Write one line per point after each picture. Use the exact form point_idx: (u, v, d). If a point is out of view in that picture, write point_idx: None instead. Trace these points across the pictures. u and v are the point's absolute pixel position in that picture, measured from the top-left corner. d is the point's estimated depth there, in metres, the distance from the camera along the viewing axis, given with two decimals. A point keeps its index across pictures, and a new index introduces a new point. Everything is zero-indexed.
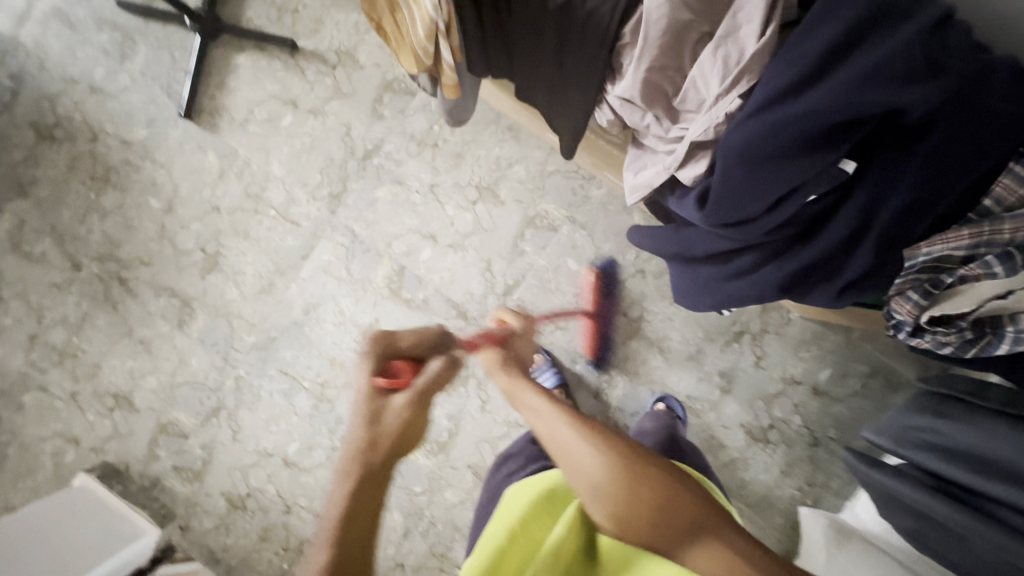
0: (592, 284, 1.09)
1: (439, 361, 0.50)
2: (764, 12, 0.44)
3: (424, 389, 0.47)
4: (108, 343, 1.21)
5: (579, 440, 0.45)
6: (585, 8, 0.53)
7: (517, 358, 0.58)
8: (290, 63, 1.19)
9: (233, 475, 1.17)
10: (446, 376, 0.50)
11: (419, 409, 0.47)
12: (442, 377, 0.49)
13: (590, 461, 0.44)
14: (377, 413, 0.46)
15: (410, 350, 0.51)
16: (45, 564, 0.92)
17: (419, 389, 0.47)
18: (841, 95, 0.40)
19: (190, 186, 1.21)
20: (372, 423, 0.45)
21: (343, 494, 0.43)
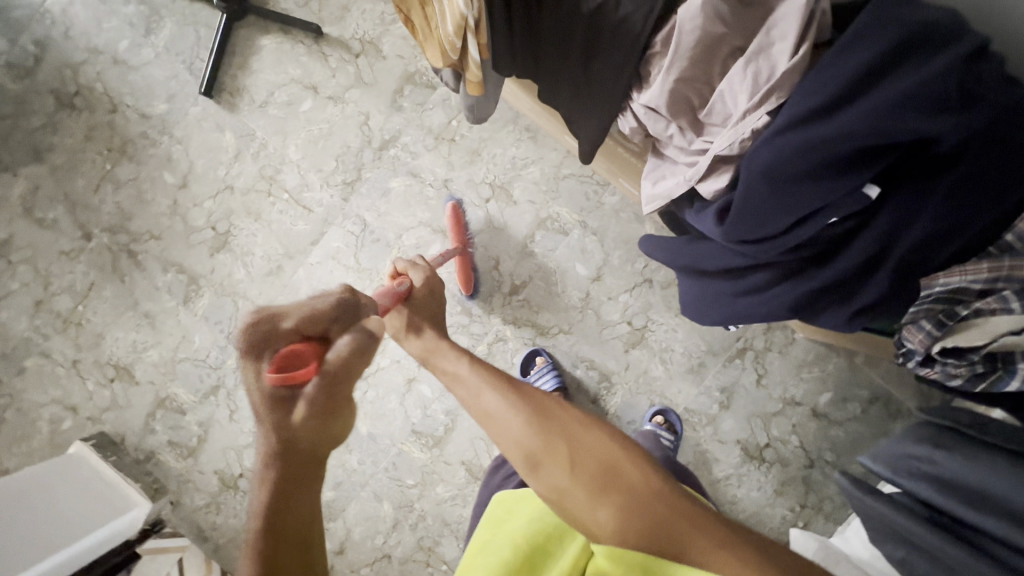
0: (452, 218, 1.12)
1: (347, 337, 0.41)
2: (799, 30, 0.44)
3: (335, 370, 0.40)
4: (113, 314, 1.21)
5: (503, 403, 0.49)
6: (618, 14, 0.52)
7: (423, 311, 0.70)
8: (314, 48, 1.20)
9: (228, 454, 1.18)
10: (362, 351, 0.42)
11: (333, 398, 0.39)
12: (357, 353, 0.41)
13: (514, 420, 0.47)
14: (280, 414, 0.38)
15: (298, 330, 0.44)
16: (35, 532, 0.93)
17: (328, 370, 0.39)
18: (872, 117, 0.40)
19: (205, 164, 1.21)
20: (280, 421, 0.38)
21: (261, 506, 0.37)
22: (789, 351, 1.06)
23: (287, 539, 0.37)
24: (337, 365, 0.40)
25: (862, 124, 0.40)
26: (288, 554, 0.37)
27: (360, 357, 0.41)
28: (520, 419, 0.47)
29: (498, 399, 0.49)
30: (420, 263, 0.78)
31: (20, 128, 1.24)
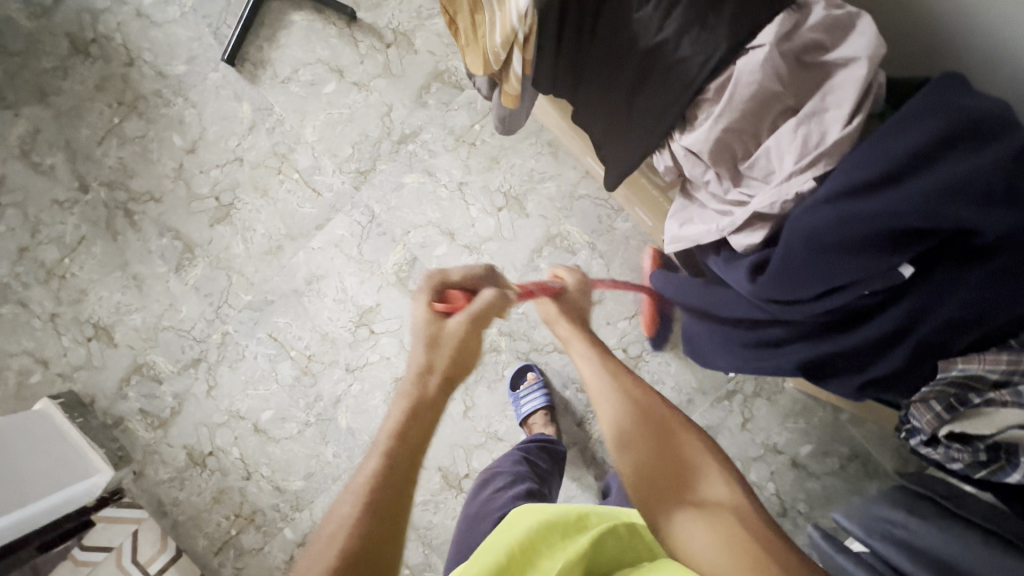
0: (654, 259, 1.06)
1: (491, 292, 0.57)
2: (854, 102, 0.46)
3: (478, 314, 0.55)
4: (100, 271, 1.17)
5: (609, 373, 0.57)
6: (675, 56, 0.51)
7: (572, 309, 0.68)
8: (345, 31, 1.17)
9: (199, 430, 1.15)
10: (495, 305, 0.57)
11: (474, 327, 0.55)
12: (492, 306, 0.57)
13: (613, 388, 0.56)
14: (437, 335, 0.53)
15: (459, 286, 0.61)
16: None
17: (471, 310, 0.55)
18: (921, 200, 0.40)
19: (218, 132, 1.18)
20: (430, 345, 0.53)
21: (400, 410, 0.49)
22: (777, 399, 1.07)
23: (413, 436, 0.48)
24: (483, 308, 0.56)
25: (911, 205, 0.41)
26: (410, 443, 0.48)
27: (495, 305, 0.57)
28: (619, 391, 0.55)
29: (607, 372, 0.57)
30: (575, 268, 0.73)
31: (29, 67, 1.20)
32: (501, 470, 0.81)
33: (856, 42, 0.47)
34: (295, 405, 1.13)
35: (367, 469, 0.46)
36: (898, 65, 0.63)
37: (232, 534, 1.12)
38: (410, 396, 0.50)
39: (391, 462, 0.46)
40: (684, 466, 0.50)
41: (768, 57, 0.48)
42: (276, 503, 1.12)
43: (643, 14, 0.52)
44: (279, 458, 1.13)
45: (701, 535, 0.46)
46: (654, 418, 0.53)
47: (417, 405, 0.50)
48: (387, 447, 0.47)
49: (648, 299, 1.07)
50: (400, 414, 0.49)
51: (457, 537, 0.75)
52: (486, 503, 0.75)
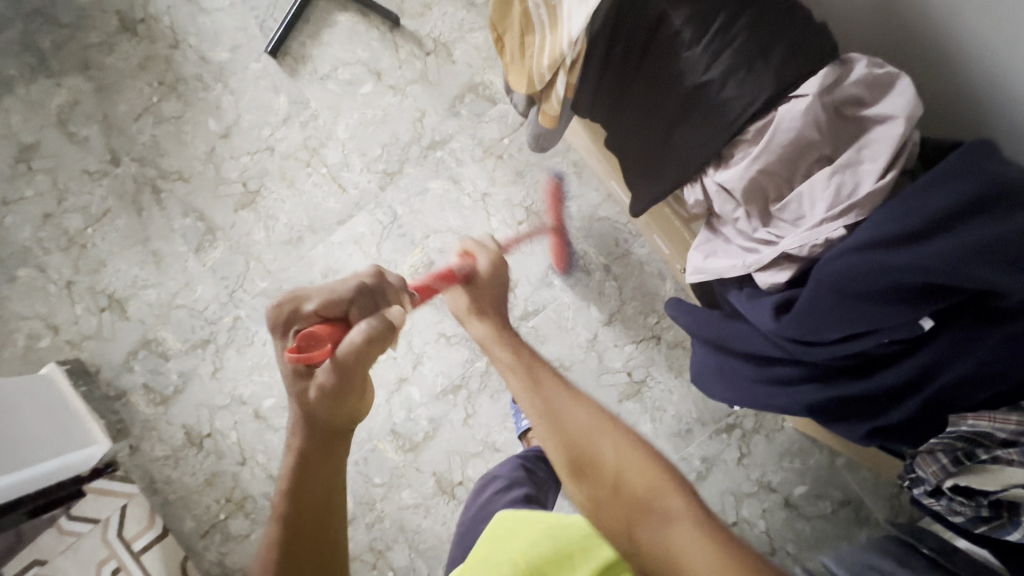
0: (550, 193, 1.14)
1: (365, 326, 0.44)
2: (888, 158, 0.48)
3: (344, 365, 0.44)
4: (120, 244, 1.19)
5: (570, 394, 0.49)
6: (718, 97, 0.53)
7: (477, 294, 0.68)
8: (387, 36, 1.20)
9: (200, 411, 1.15)
10: (376, 345, 0.45)
11: (347, 383, 0.44)
12: (369, 348, 0.45)
13: (571, 406, 0.47)
14: (301, 397, 0.46)
15: (318, 314, 0.49)
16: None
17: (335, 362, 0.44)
18: (947, 258, 0.42)
19: (252, 120, 1.20)
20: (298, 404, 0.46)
21: (286, 470, 0.48)
22: (775, 437, 1.08)
23: (305, 498, 0.47)
24: (349, 357, 0.44)
25: (939, 263, 0.43)
26: (305, 501, 0.47)
27: (377, 345, 0.45)
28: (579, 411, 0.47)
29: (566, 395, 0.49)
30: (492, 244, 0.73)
31: (76, 40, 1.23)
32: (499, 473, 0.83)
33: (894, 101, 0.50)
34: None
35: (270, 535, 0.48)
36: (931, 124, 0.65)
37: (221, 518, 1.13)
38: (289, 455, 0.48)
39: (290, 522, 0.47)
40: (650, 487, 0.41)
41: (809, 108, 0.50)
42: (269, 491, 1.13)
43: (692, 53, 0.54)
44: (276, 447, 1.14)
45: (673, 543, 0.38)
46: (599, 443, 0.44)
47: (301, 462, 0.47)
48: (280, 512, 0.48)
49: (553, 239, 1.13)
50: (286, 474, 0.47)
51: (458, 535, 0.79)
52: (486, 505, 0.78)
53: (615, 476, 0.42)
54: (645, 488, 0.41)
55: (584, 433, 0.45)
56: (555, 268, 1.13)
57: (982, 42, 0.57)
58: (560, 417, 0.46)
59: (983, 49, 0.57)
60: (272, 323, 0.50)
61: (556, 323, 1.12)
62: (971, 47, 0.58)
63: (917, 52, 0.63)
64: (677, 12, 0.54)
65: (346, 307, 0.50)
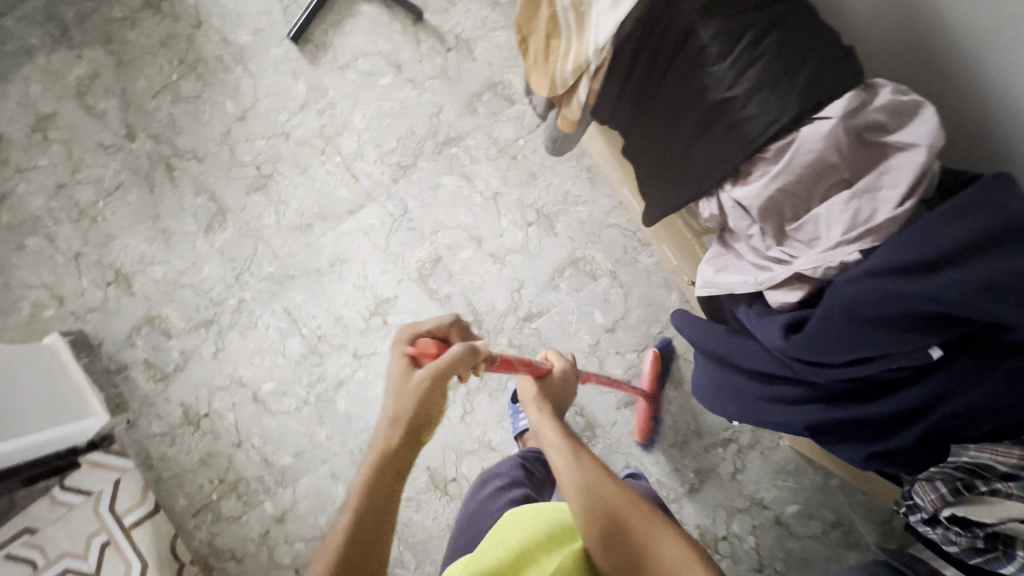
0: (653, 365, 1.09)
1: (461, 346, 0.59)
2: (908, 186, 0.48)
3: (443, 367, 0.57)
4: (130, 220, 1.19)
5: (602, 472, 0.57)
6: (741, 113, 0.53)
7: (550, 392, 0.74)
8: (410, 30, 1.20)
9: (199, 391, 1.16)
10: (463, 358, 0.58)
11: (440, 382, 0.57)
12: (460, 358, 0.58)
13: (602, 480, 0.56)
14: (404, 385, 0.56)
15: (429, 332, 0.64)
16: None
17: (437, 363, 0.57)
18: (963, 290, 0.42)
19: (269, 105, 1.21)
20: (397, 398, 0.56)
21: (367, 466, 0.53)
22: (771, 455, 1.08)
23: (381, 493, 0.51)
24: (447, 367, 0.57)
25: (952, 294, 0.43)
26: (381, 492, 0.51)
27: (464, 358, 0.58)
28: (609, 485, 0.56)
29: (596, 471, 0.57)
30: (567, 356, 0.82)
31: (100, 14, 1.23)
32: (501, 471, 0.84)
33: (917, 129, 0.49)
34: (297, 381, 1.15)
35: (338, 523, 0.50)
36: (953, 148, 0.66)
37: (213, 499, 1.13)
38: (377, 453, 0.53)
39: (361, 514, 0.50)
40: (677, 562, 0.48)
41: (832, 130, 0.50)
42: (262, 475, 1.13)
43: (718, 68, 0.54)
44: (273, 431, 1.15)
45: None
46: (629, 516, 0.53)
47: (387, 457, 0.53)
48: (355, 502, 0.51)
49: (644, 405, 1.08)
50: (370, 470, 0.52)
51: (457, 532, 0.78)
52: (487, 502, 0.78)
53: (642, 546, 0.50)
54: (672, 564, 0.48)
55: (613, 506, 0.54)
56: (639, 443, 1.09)
57: (1015, 79, 0.56)
58: (589, 486, 0.56)
59: (1009, 84, 0.57)
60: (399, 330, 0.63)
61: (559, 327, 1.12)
62: (997, 81, 0.58)
63: (942, 82, 0.63)
64: (706, 27, 0.54)
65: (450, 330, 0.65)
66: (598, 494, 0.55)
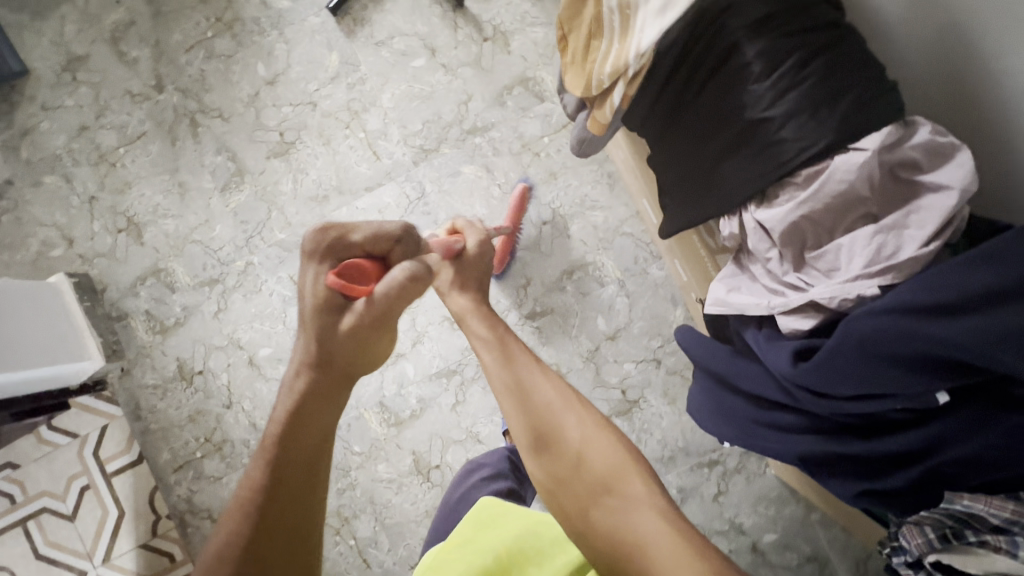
0: (518, 198, 1.11)
1: (401, 268, 0.53)
2: (935, 227, 0.48)
3: (379, 301, 0.52)
4: (148, 170, 1.20)
5: (539, 377, 0.59)
6: (776, 134, 0.53)
7: (470, 265, 0.74)
8: (449, 15, 1.19)
9: (196, 348, 1.16)
10: (406, 286, 0.53)
11: (378, 322, 0.53)
12: (400, 287, 0.53)
13: (539, 387, 0.58)
14: (327, 324, 0.53)
15: (362, 248, 0.58)
16: None
17: (371, 299, 0.52)
18: (982, 337, 0.42)
19: (300, 73, 1.20)
20: (319, 338, 0.54)
21: (288, 406, 0.53)
22: (755, 481, 1.08)
23: (300, 440, 0.52)
24: (386, 294, 0.52)
25: (968, 340, 0.42)
26: (305, 441, 0.52)
27: (406, 287, 0.54)
28: (547, 392, 0.58)
29: (537, 379, 0.59)
30: (479, 228, 0.80)
31: None
32: (484, 463, 0.86)
33: (952, 171, 0.49)
34: None
35: (254, 472, 0.51)
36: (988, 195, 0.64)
37: (197, 456, 1.14)
38: (296, 394, 0.53)
39: (280, 459, 0.51)
40: (611, 465, 0.53)
41: (867, 163, 0.49)
42: (248, 439, 1.14)
43: (757, 87, 0.53)
44: (264, 397, 1.15)
45: (646, 523, 0.48)
46: (561, 422, 0.56)
47: (305, 400, 0.53)
48: (272, 450, 0.51)
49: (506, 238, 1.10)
50: (288, 412, 0.52)
51: (439, 519, 0.82)
52: (469, 492, 0.81)
53: (577, 452, 0.54)
54: (610, 471, 0.52)
55: (549, 411, 0.56)
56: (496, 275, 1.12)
57: None
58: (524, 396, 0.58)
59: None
60: (309, 250, 0.57)
61: (560, 329, 1.12)
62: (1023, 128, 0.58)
63: (984, 127, 0.61)
64: (751, 45, 0.53)
65: (390, 245, 0.60)
66: (533, 401, 0.57)
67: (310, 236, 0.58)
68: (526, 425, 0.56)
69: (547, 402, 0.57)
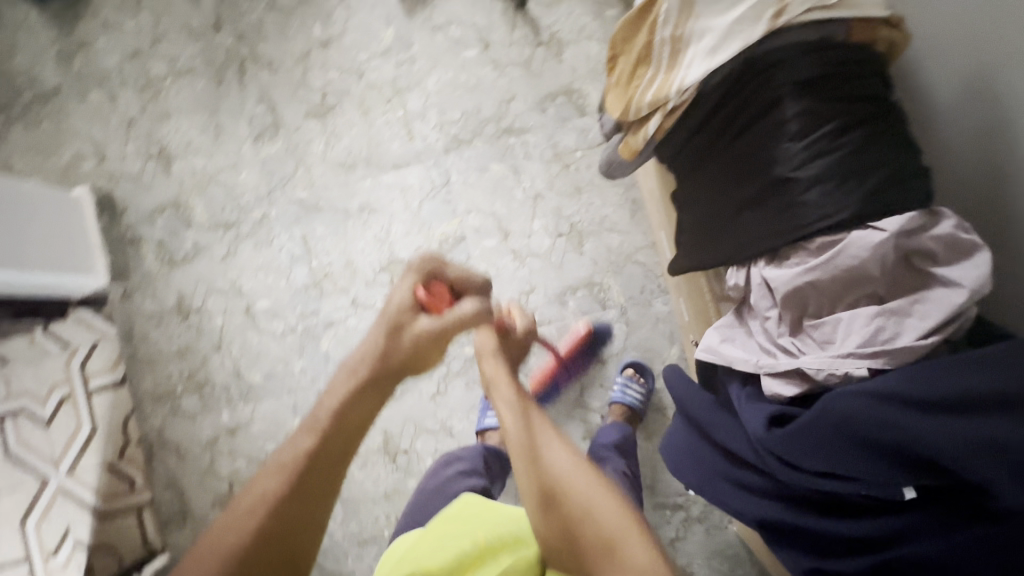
0: (580, 335, 1.09)
1: (472, 307, 0.62)
2: (938, 322, 0.47)
3: (448, 325, 0.59)
4: (189, 105, 1.22)
5: None
6: (800, 196, 0.52)
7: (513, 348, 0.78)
8: (509, 13, 1.19)
9: (198, 285, 1.18)
10: (470, 320, 0.61)
11: (435, 342, 0.59)
12: (467, 320, 0.61)
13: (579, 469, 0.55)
14: (403, 324, 0.59)
15: (450, 280, 0.65)
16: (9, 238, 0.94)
17: (446, 320, 0.59)
18: (960, 440, 0.42)
19: (354, 41, 1.22)
20: (392, 332, 0.58)
21: (343, 393, 0.55)
22: (715, 535, 1.06)
23: (346, 430, 0.54)
24: (456, 321, 0.60)
25: (943, 443, 0.42)
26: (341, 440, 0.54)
27: (473, 321, 0.61)
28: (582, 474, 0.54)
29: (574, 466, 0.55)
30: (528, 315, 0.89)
31: None
32: (461, 455, 0.89)
33: (968, 270, 0.48)
34: (291, 308, 1.16)
35: (299, 446, 0.53)
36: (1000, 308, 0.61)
37: (178, 390, 1.17)
38: (358, 381, 0.56)
39: (324, 444, 0.53)
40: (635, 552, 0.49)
41: (882, 244, 0.48)
42: (230, 385, 1.16)
43: (790, 146, 0.52)
44: (253, 347, 1.16)
45: None
46: (601, 504, 0.50)
47: (357, 395, 0.55)
48: (321, 429, 0.53)
49: (552, 363, 1.09)
50: (345, 399, 0.55)
51: (413, 503, 0.85)
52: (446, 485, 0.85)
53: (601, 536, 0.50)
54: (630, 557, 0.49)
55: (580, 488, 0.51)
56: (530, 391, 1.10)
57: None
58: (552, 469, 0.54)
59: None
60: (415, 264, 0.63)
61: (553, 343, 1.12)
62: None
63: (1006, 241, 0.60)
64: (794, 102, 0.52)
65: (471, 289, 0.66)
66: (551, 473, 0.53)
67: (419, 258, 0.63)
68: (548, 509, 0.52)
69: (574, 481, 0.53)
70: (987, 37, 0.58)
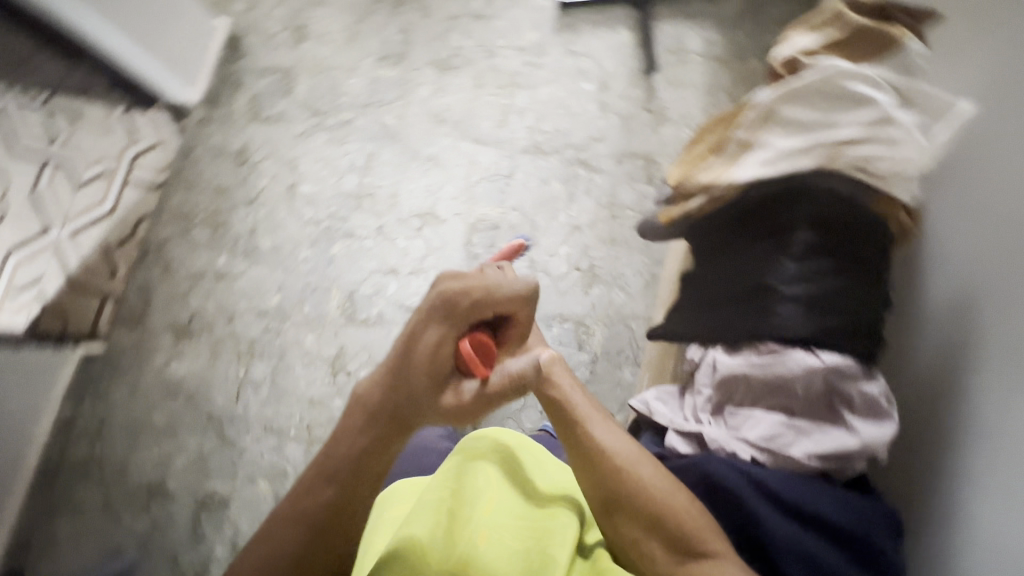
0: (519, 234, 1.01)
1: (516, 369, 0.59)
2: (825, 452, 0.54)
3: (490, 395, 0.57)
4: (343, 8, 1.38)
5: (611, 436, 0.60)
6: (773, 305, 0.59)
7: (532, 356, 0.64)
8: (634, 72, 1.31)
9: (264, 145, 1.29)
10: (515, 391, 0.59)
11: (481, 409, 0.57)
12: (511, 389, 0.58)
13: (614, 439, 0.60)
14: (433, 387, 0.56)
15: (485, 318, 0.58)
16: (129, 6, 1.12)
17: (486, 392, 0.56)
18: (781, 532, 0.52)
19: (499, 28, 1.36)
20: (417, 393, 0.56)
21: (359, 445, 0.56)
22: None
23: (370, 463, 0.56)
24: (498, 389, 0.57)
25: (770, 528, 0.52)
26: (372, 466, 0.57)
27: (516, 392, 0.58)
28: (616, 444, 0.59)
29: (604, 433, 0.60)
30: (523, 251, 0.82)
31: None
32: None
33: (872, 428, 0.55)
34: (326, 205, 1.26)
35: (324, 496, 0.56)
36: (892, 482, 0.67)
37: (196, 218, 1.26)
38: (373, 430, 0.56)
39: (346, 473, 0.56)
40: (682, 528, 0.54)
41: (813, 369, 0.55)
42: (240, 238, 1.24)
43: (786, 264, 0.59)
44: (276, 218, 1.25)
45: None
46: (631, 478, 0.57)
47: (373, 443, 0.56)
48: (340, 469, 0.56)
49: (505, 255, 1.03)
50: (359, 447, 0.56)
51: None
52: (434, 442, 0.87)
53: (651, 513, 0.55)
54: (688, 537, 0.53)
55: (622, 466, 0.58)
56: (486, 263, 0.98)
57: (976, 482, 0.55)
58: (589, 452, 0.59)
59: (1008, 488, 0.52)
60: (434, 306, 0.56)
61: None
62: (999, 479, 0.53)
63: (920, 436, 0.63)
64: (806, 232, 0.59)
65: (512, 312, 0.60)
66: (597, 457, 0.59)
67: (435, 294, 0.57)
68: (596, 490, 0.58)
69: (616, 463, 0.58)
70: (989, 264, 0.60)
